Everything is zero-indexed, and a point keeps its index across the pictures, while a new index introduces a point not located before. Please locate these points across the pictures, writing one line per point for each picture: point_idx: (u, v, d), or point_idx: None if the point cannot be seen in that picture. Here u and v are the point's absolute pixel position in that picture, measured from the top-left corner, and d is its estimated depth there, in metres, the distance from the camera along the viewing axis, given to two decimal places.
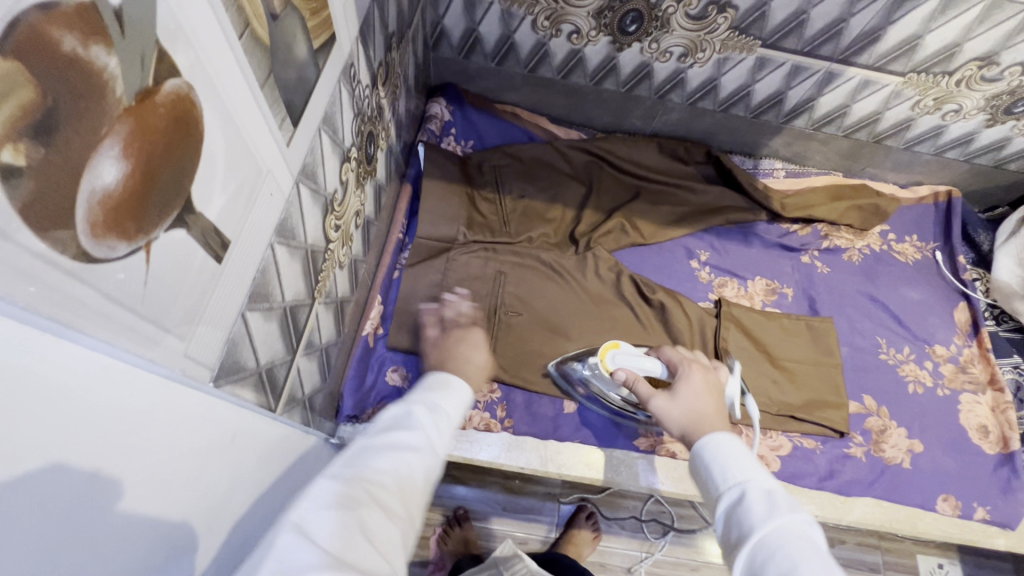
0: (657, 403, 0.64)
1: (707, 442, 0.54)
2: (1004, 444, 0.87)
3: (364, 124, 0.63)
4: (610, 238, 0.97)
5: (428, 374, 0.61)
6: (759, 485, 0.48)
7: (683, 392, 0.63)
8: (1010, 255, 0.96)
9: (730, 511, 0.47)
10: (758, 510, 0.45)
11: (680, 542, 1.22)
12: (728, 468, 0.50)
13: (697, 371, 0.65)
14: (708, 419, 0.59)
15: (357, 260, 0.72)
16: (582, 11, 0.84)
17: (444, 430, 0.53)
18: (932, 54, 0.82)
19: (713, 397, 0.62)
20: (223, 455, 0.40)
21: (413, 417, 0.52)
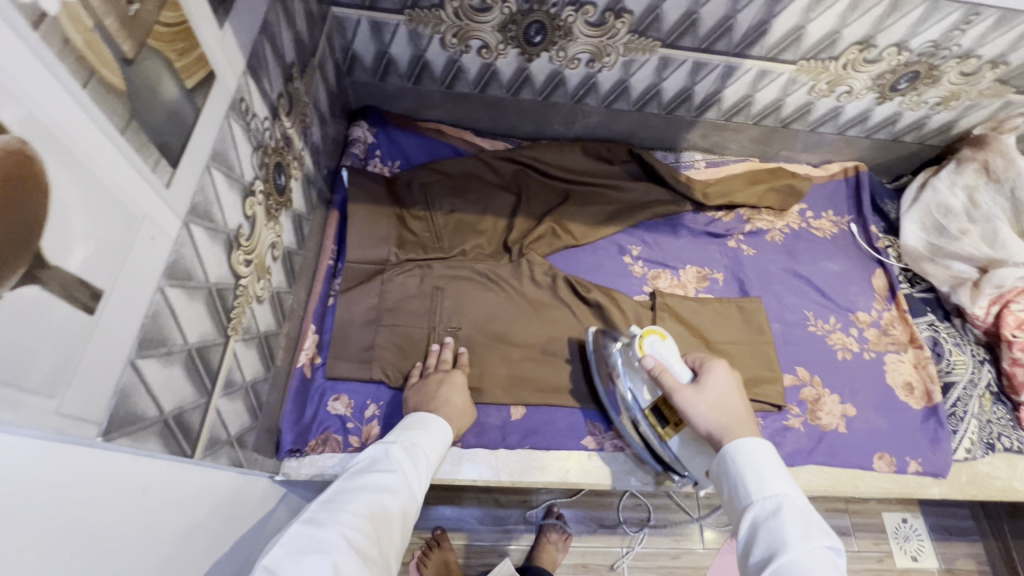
0: (682, 395, 0.71)
1: (739, 447, 0.62)
2: (928, 398, 0.92)
3: (268, 157, 0.63)
4: (543, 242, 0.98)
5: (413, 412, 0.74)
6: (793, 504, 0.55)
7: (711, 385, 0.71)
8: (914, 222, 1.02)
9: (762, 521, 0.55)
10: (792, 528, 0.52)
11: (660, 532, 1.24)
12: (766, 482, 0.58)
13: (724, 364, 0.73)
14: (734, 415, 0.67)
15: (281, 292, 0.71)
16: (487, 26, 0.86)
17: (419, 465, 0.66)
18: (816, 42, 0.87)
19: (736, 395, 0.70)
20: (134, 509, 0.39)
21: (393, 459, 0.64)
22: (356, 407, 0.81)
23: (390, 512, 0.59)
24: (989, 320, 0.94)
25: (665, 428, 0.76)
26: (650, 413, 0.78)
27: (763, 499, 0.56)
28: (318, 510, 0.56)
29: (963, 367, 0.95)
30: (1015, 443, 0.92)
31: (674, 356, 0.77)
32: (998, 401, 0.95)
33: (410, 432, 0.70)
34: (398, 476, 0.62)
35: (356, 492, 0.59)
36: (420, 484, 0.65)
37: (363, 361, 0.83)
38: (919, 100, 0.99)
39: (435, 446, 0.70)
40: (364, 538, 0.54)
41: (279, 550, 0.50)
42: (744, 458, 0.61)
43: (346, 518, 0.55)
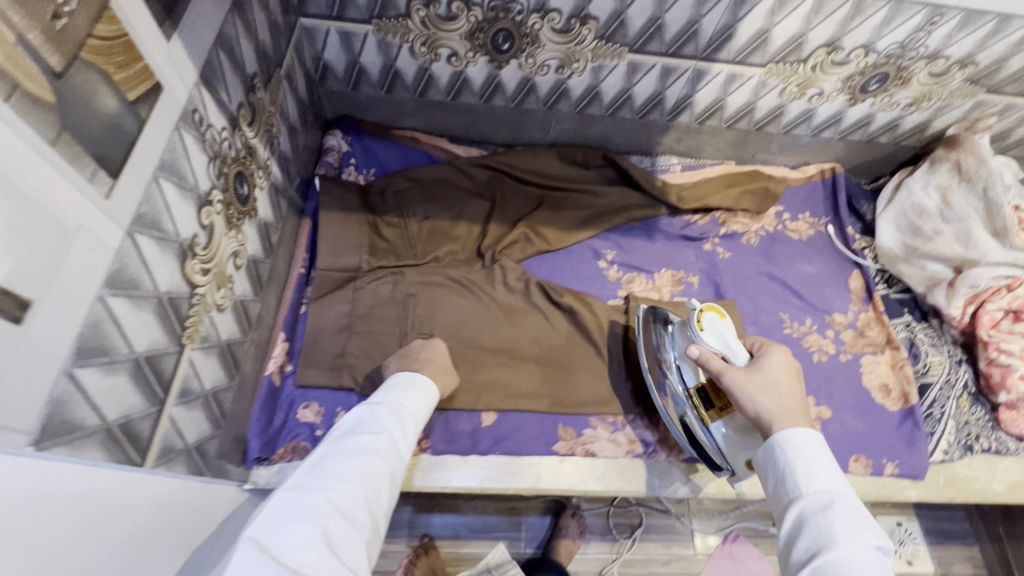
0: (732, 378, 0.72)
1: (788, 438, 0.63)
2: (905, 400, 0.92)
3: (227, 166, 0.63)
4: (516, 248, 0.98)
5: (398, 373, 0.76)
6: (844, 502, 0.56)
7: (766, 369, 0.71)
8: (888, 222, 1.01)
9: (812, 514, 0.56)
10: (842, 525, 0.53)
11: (650, 538, 1.23)
12: (814, 477, 0.58)
13: (783, 350, 0.73)
14: (786, 399, 0.68)
15: (246, 300, 0.72)
16: (455, 34, 0.86)
17: (405, 429, 0.68)
18: (783, 45, 0.88)
19: (791, 380, 0.70)
20: (78, 515, 0.39)
21: (379, 422, 0.65)
22: (325, 414, 0.81)
23: (377, 474, 0.60)
24: (964, 319, 0.94)
25: (710, 411, 0.78)
26: (696, 395, 0.80)
27: (813, 493, 0.57)
28: (304, 477, 0.56)
29: (939, 368, 0.94)
30: (993, 443, 0.91)
31: (729, 337, 0.77)
32: (976, 402, 0.94)
33: (394, 394, 0.70)
34: (383, 439, 0.63)
35: (342, 455, 0.59)
36: (404, 445, 0.67)
37: (333, 369, 0.83)
38: (891, 102, 0.99)
39: (419, 406, 0.72)
40: (352, 501, 0.55)
41: (265, 520, 0.51)
42: (792, 451, 0.61)
43: (333, 483, 0.55)
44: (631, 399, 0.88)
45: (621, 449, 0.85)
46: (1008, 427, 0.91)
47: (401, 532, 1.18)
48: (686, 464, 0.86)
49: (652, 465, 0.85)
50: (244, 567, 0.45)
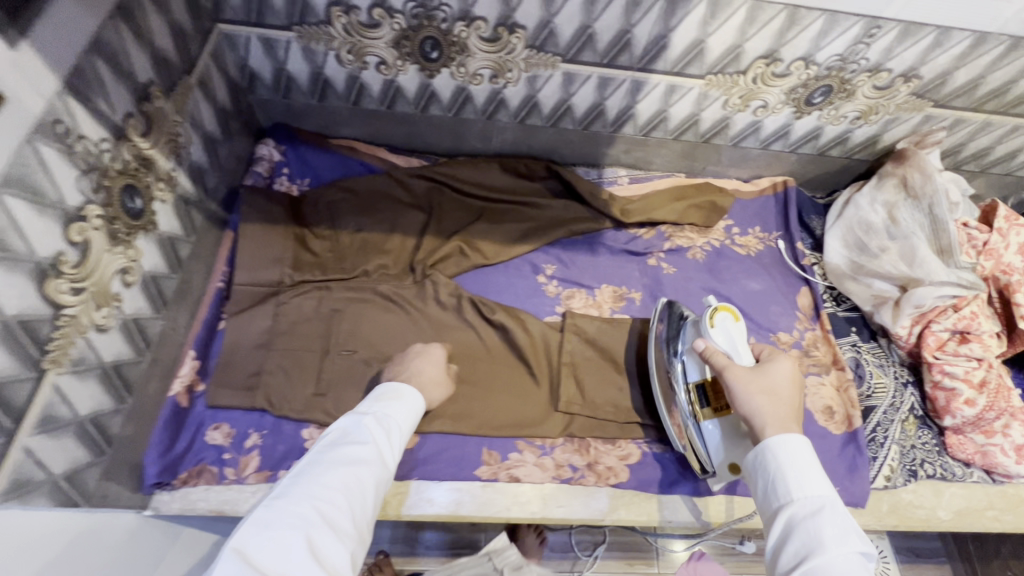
0: (732, 376, 0.69)
1: (783, 444, 0.61)
2: (848, 423, 0.88)
3: (111, 179, 0.60)
4: (450, 262, 0.95)
5: (385, 383, 0.74)
6: (834, 509, 0.56)
7: (771, 373, 0.68)
8: (837, 238, 0.99)
9: (806, 521, 0.56)
10: (830, 532, 0.54)
11: (612, 555, 1.20)
12: (810, 485, 0.58)
13: (792, 360, 0.70)
14: (783, 407, 0.65)
15: (142, 318, 0.68)
16: (380, 42, 0.84)
17: (391, 435, 0.66)
18: (720, 56, 0.85)
19: (793, 389, 0.67)
20: None
21: (364, 431, 0.63)
22: (235, 437, 0.77)
23: (365, 484, 0.59)
24: (912, 339, 0.91)
25: (705, 408, 0.77)
26: (694, 390, 0.78)
27: (807, 501, 0.57)
28: (293, 486, 0.55)
29: (883, 391, 0.92)
30: (938, 469, 0.89)
31: (739, 340, 0.75)
32: (922, 425, 0.91)
33: (382, 405, 0.69)
34: (371, 449, 0.62)
35: (329, 464, 0.58)
36: (394, 455, 0.65)
37: (248, 388, 0.80)
38: (838, 114, 0.96)
39: (405, 415, 0.70)
40: (337, 511, 0.55)
41: (251, 529, 0.50)
42: (788, 457, 0.60)
43: (320, 492, 0.55)
44: (560, 422, 0.85)
45: (547, 474, 0.82)
46: (955, 452, 0.89)
47: None
48: (616, 490, 0.83)
49: (580, 491, 0.82)
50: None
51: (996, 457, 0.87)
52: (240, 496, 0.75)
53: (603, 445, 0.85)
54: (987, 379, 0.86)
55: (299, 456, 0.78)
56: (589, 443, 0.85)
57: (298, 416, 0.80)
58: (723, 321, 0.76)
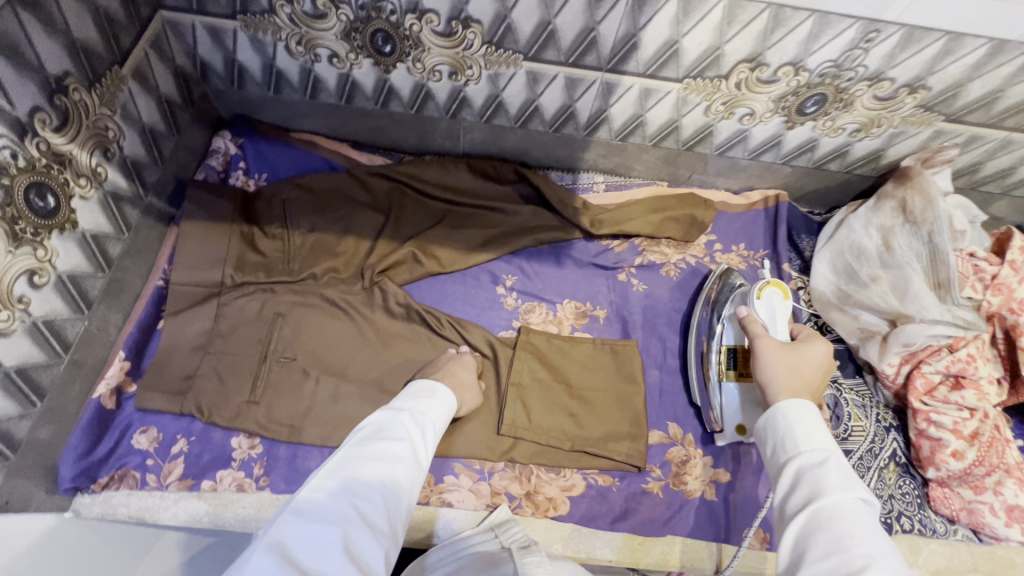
0: (762, 344, 0.68)
1: (794, 406, 0.57)
2: None
3: (11, 175, 0.57)
4: (403, 269, 0.91)
5: (418, 380, 0.72)
6: (841, 460, 0.52)
7: (802, 352, 0.66)
8: (825, 262, 0.91)
9: (810, 470, 0.51)
10: (836, 477, 0.49)
11: None
12: (815, 436, 0.54)
13: (828, 345, 0.67)
14: (802, 380, 0.63)
15: (57, 320, 0.66)
16: (330, 34, 0.79)
17: (426, 436, 0.63)
18: (697, 59, 0.77)
19: (820, 374, 0.64)
20: None
21: (400, 428, 0.60)
22: (162, 443, 0.75)
23: (400, 482, 0.55)
24: (899, 379, 0.82)
25: (731, 371, 0.78)
26: (726, 353, 0.80)
27: (811, 452, 0.53)
28: (335, 474, 0.52)
29: (861, 435, 0.83)
30: (916, 524, 0.80)
31: (779, 315, 0.76)
32: (904, 474, 0.83)
33: (415, 401, 0.66)
34: (407, 445, 0.59)
35: (365, 458, 0.55)
36: (428, 454, 0.62)
37: (178, 392, 0.77)
38: (835, 126, 0.87)
39: (438, 414, 0.67)
40: (374, 507, 0.51)
41: (289, 517, 0.47)
42: (793, 415, 0.56)
43: (357, 488, 0.52)
44: (502, 446, 0.80)
45: (482, 501, 0.78)
46: (938, 506, 0.81)
47: None
48: (554, 523, 0.78)
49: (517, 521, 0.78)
50: (262, 568, 0.42)
51: (984, 516, 0.78)
52: (161, 504, 0.73)
53: (547, 473, 0.80)
54: (979, 431, 0.77)
55: (224, 466, 0.76)
56: (531, 471, 0.80)
57: (227, 423, 0.77)
58: (770, 295, 0.78)
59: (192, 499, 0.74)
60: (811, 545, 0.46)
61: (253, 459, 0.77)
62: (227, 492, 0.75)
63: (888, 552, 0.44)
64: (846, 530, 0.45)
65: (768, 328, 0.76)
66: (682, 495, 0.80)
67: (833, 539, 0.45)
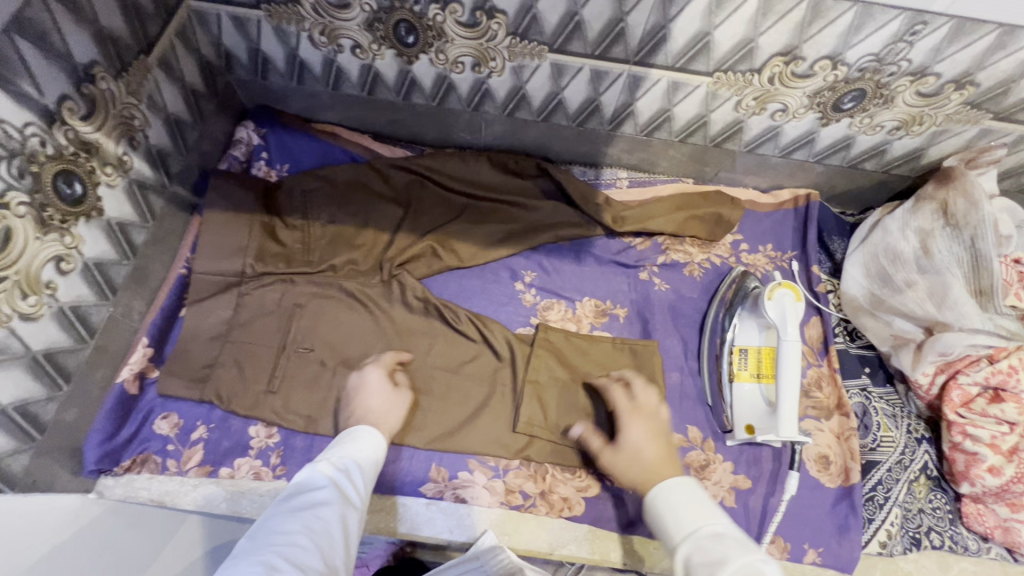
0: (607, 457, 0.71)
1: (665, 495, 0.60)
2: (845, 477, 0.78)
3: (38, 164, 0.58)
4: (422, 263, 0.90)
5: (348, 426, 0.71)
6: (721, 534, 0.54)
7: (630, 440, 0.69)
8: (857, 266, 0.86)
9: (696, 555, 0.53)
10: (718, 552, 0.52)
11: None
12: (689, 517, 0.57)
13: (637, 419, 0.71)
14: (648, 470, 0.65)
15: (83, 306, 0.67)
16: (353, 24, 0.78)
17: (356, 473, 0.62)
18: (729, 51, 0.74)
19: (657, 442, 0.68)
20: None
21: (321, 473, 0.60)
22: (182, 429, 0.76)
23: (326, 525, 0.55)
24: (933, 390, 0.79)
25: (743, 371, 0.79)
26: (736, 354, 0.80)
27: (692, 536, 0.55)
28: (260, 532, 0.53)
29: (891, 445, 0.81)
30: (947, 540, 0.78)
31: (791, 323, 0.73)
32: (935, 488, 0.80)
33: (342, 443, 0.66)
34: (330, 488, 0.58)
35: (286, 515, 0.55)
36: (364, 490, 0.62)
37: (198, 379, 0.78)
38: (873, 124, 0.83)
39: (371, 448, 0.66)
40: (301, 553, 0.51)
41: None
42: (666, 502, 0.60)
43: (277, 542, 0.52)
44: (517, 443, 0.79)
45: (496, 499, 0.77)
46: (971, 523, 0.77)
47: None
48: (569, 523, 0.77)
49: (530, 519, 0.77)
50: None
51: (1020, 535, 0.75)
52: (181, 489, 0.74)
53: (562, 473, 0.79)
54: (1019, 446, 0.73)
55: (241, 453, 0.77)
56: (547, 470, 0.79)
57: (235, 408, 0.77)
58: (783, 300, 0.73)
59: (210, 485, 0.75)
60: None
61: (270, 448, 0.77)
62: (245, 480, 0.76)
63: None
64: None
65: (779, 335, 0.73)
66: None
67: None
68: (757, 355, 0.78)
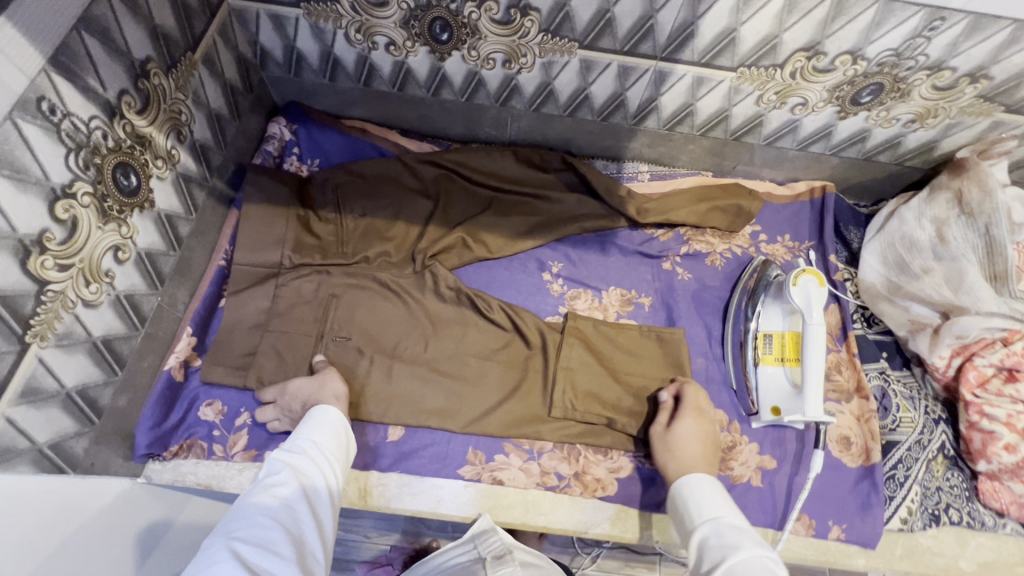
0: (659, 438, 0.76)
1: (694, 484, 0.67)
2: (866, 457, 0.81)
3: (101, 156, 0.60)
4: (452, 254, 0.93)
5: (305, 415, 0.72)
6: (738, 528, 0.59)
7: (681, 435, 0.74)
8: (875, 254, 0.91)
9: (712, 539, 0.59)
10: (735, 541, 0.56)
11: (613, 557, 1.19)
12: (709, 509, 0.63)
13: (695, 420, 0.76)
14: (684, 465, 0.72)
15: (136, 294, 0.69)
16: (389, 22, 0.81)
17: (315, 453, 0.63)
18: (754, 46, 0.77)
19: (704, 444, 0.74)
20: None
21: (280, 458, 0.61)
22: (226, 415, 0.79)
23: (291, 500, 0.56)
24: (949, 372, 0.82)
25: (769, 355, 0.82)
26: (760, 339, 0.84)
27: (712, 524, 0.60)
28: (222, 523, 0.53)
29: (910, 426, 0.84)
30: (964, 516, 0.81)
31: (816, 306, 0.75)
32: (952, 466, 0.83)
33: (297, 431, 0.67)
34: (289, 469, 0.59)
35: (248, 500, 0.55)
36: (326, 466, 0.63)
37: (241, 367, 0.80)
38: (889, 117, 0.86)
39: (328, 432, 0.67)
40: (268, 528, 0.52)
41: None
42: (692, 491, 0.66)
43: (243, 522, 0.52)
44: (552, 427, 0.82)
45: (532, 480, 0.80)
46: (986, 499, 0.80)
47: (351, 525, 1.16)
48: (602, 502, 0.80)
49: (565, 500, 0.80)
50: None
51: None
52: (227, 473, 0.76)
53: (594, 454, 0.82)
54: None
55: (285, 438, 0.78)
56: (579, 451, 0.82)
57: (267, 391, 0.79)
58: (807, 284, 0.76)
59: (256, 469, 0.77)
60: None
61: None
62: None
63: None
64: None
65: (805, 319, 0.76)
66: (729, 480, 0.80)
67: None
68: (781, 340, 0.81)
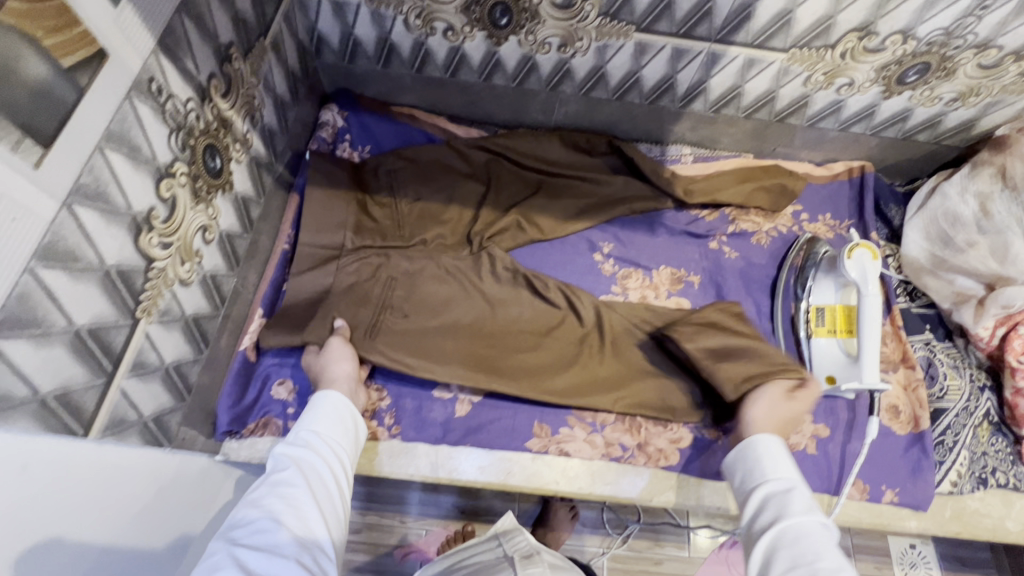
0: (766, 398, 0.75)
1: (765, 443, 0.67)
2: (914, 424, 0.85)
3: (195, 138, 0.62)
4: (506, 236, 0.94)
5: (309, 400, 0.70)
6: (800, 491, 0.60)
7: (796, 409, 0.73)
8: (918, 230, 0.93)
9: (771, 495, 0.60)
10: (797, 504, 0.58)
11: (649, 535, 1.21)
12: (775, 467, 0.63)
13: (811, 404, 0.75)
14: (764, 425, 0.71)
15: (218, 275, 0.71)
16: (450, 7, 0.83)
17: (319, 445, 0.62)
18: (808, 28, 0.79)
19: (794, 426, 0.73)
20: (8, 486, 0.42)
21: (282, 454, 0.59)
22: (299, 393, 0.79)
23: (295, 496, 0.55)
24: (993, 342, 0.85)
25: (821, 327, 0.86)
26: (811, 312, 0.87)
27: (776, 481, 0.61)
28: (225, 528, 0.52)
29: (957, 393, 0.87)
30: (1011, 479, 0.84)
31: (871, 277, 0.79)
32: (996, 432, 0.86)
33: (301, 421, 0.65)
34: (290, 465, 0.58)
35: (252, 503, 0.54)
36: (330, 457, 0.62)
37: None
38: (932, 96, 0.89)
39: (332, 420, 0.66)
40: (271, 533, 0.51)
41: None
42: (761, 449, 0.66)
43: (248, 527, 0.52)
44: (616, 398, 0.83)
45: (597, 451, 0.83)
46: None
47: (394, 509, 1.18)
48: (664, 472, 0.83)
49: (629, 470, 0.83)
50: None
51: None
52: None
53: (654, 426, 0.84)
54: None
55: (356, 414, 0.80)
56: (640, 423, 0.84)
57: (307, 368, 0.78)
58: (862, 257, 0.79)
59: None
60: (777, 560, 0.54)
61: (383, 411, 0.82)
62: None
63: (830, 554, 0.52)
64: (808, 548, 0.53)
65: (860, 291, 0.79)
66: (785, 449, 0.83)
67: (796, 555, 0.53)
68: (835, 312, 0.84)
